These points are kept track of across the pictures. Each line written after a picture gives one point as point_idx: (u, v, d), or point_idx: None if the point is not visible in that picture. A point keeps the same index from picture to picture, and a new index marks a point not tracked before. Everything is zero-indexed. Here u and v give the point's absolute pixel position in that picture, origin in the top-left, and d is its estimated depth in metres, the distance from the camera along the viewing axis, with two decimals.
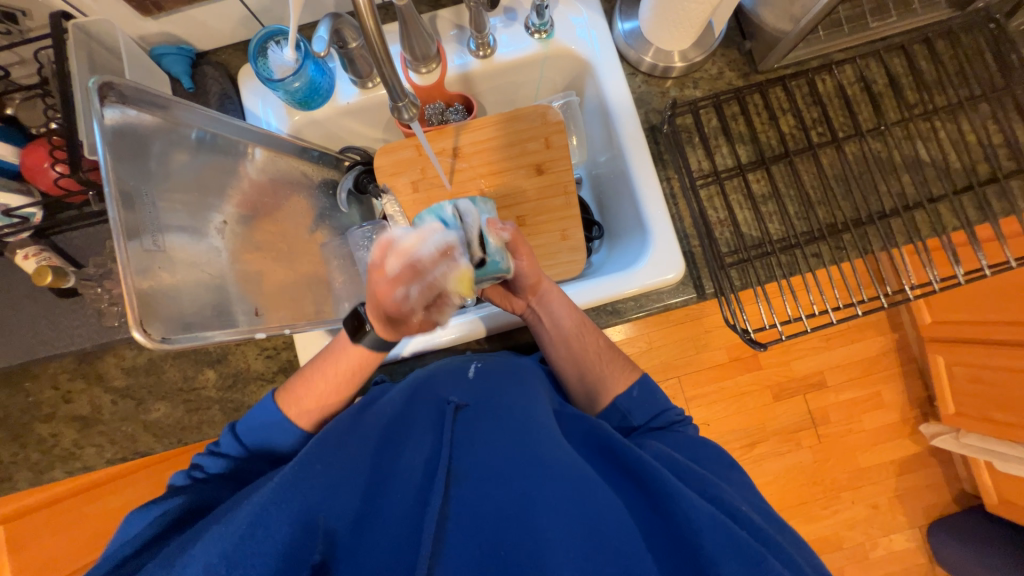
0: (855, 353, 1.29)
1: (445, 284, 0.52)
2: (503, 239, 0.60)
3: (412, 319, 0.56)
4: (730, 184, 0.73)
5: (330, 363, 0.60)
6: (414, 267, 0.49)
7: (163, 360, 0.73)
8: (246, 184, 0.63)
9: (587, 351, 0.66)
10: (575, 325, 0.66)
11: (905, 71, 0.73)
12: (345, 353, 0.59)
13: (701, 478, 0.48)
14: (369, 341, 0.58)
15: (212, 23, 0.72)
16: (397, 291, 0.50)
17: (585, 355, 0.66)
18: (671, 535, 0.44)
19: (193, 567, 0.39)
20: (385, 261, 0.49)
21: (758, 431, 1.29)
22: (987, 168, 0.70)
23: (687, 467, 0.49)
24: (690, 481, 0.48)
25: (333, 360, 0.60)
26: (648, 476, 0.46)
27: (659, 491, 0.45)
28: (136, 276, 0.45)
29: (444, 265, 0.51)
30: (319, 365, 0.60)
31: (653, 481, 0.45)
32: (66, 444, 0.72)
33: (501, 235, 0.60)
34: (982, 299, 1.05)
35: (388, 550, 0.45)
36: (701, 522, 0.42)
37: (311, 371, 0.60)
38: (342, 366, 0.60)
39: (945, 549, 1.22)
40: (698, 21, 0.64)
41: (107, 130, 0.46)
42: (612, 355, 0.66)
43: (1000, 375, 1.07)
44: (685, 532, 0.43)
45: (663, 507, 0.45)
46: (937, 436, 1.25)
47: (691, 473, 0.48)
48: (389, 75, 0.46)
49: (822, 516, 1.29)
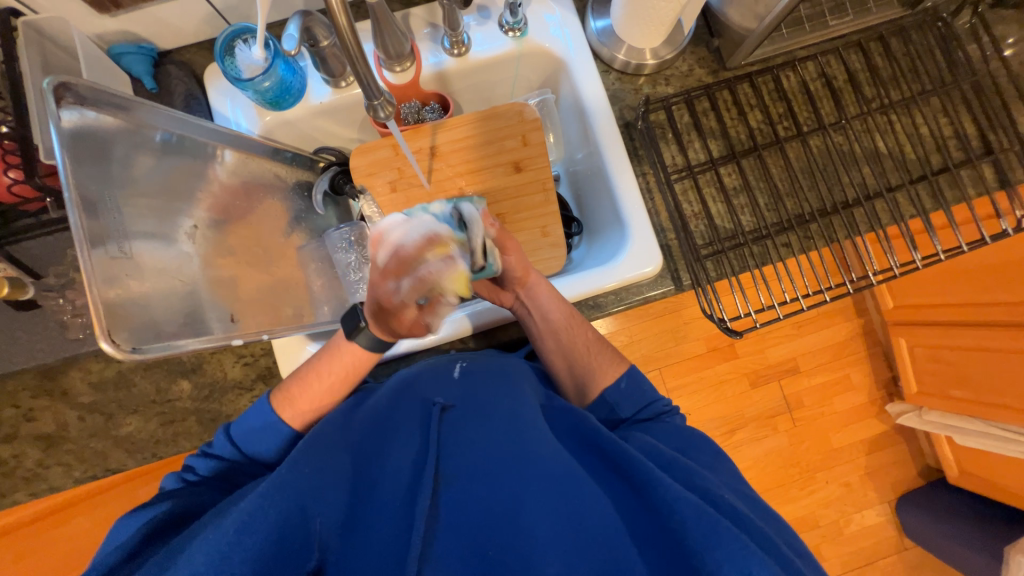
0: (825, 339, 1.34)
1: (437, 280, 0.55)
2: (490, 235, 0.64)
3: (405, 316, 0.57)
4: (704, 178, 0.75)
5: (331, 365, 0.59)
6: (404, 259, 0.55)
7: (132, 372, 0.70)
8: (216, 187, 0.61)
9: (575, 344, 0.67)
10: (563, 317, 0.67)
11: (863, 67, 0.77)
12: (349, 359, 0.59)
13: (686, 468, 0.49)
14: (368, 344, 0.58)
15: (174, 21, 0.69)
16: (391, 284, 0.54)
17: (574, 348, 0.67)
18: (656, 527, 0.44)
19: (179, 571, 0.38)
20: (376, 255, 0.56)
21: (737, 418, 1.33)
22: (939, 159, 0.74)
23: (672, 459, 0.50)
24: (675, 471, 0.49)
25: (333, 361, 0.59)
26: (633, 468, 0.47)
27: (644, 482, 0.45)
28: (102, 285, 0.43)
29: (435, 263, 0.55)
30: (318, 367, 0.59)
31: (638, 473, 0.46)
32: (30, 464, 0.68)
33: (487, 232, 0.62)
34: (939, 282, 1.11)
35: (377, 553, 0.45)
36: (685, 511, 0.42)
37: (309, 372, 0.60)
38: (344, 370, 0.60)
39: (912, 521, 1.28)
40: (667, 19, 0.65)
41: (65, 134, 0.44)
42: (600, 347, 0.68)
43: (956, 354, 1.13)
44: (672, 525, 0.42)
45: (649, 499, 0.45)
46: (902, 414, 1.31)
47: (676, 465, 0.49)
48: (363, 73, 0.46)
49: (799, 497, 1.35)
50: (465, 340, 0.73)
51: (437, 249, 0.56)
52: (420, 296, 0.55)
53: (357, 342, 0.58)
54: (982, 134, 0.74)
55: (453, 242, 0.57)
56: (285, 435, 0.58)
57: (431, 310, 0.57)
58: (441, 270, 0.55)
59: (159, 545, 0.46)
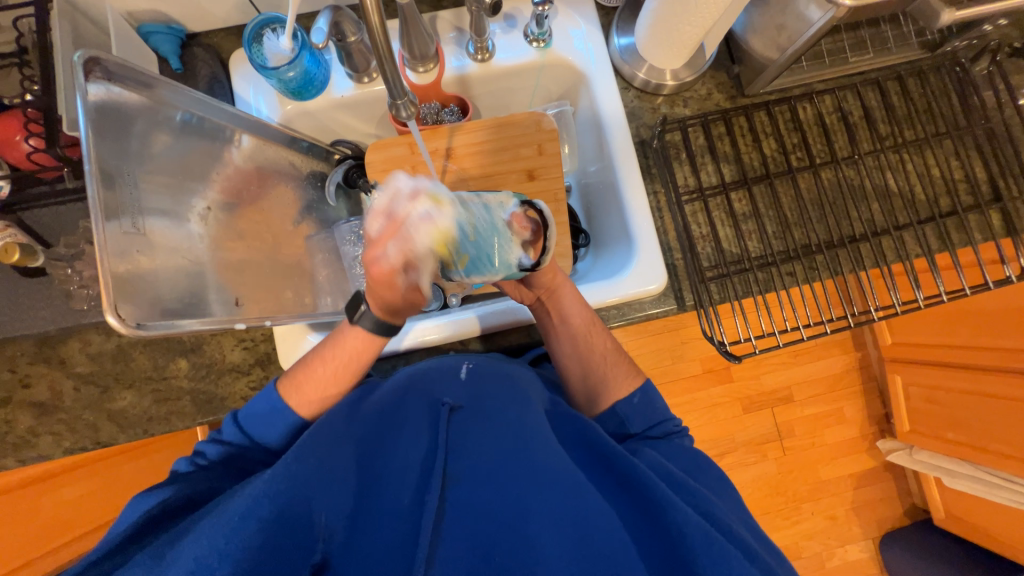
0: (821, 370, 1.35)
1: (412, 236, 0.51)
2: (522, 237, 0.58)
3: (393, 285, 0.53)
4: (715, 201, 0.76)
5: (334, 351, 0.59)
6: (396, 220, 0.52)
7: (132, 347, 0.70)
8: (230, 170, 0.62)
9: (593, 353, 0.67)
10: (584, 325, 0.67)
11: (879, 105, 0.78)
12: (351, 345, 0.59)
13: (695, 491, 0.49)
14: (371, 327, 0.58)
15: (206, 6, 0.70)
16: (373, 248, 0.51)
17: (591, 356, 0.67)
18: (661, 545, 0.44)
19: (180, 563, 0.38)
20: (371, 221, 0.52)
21: (728, 442, 1.33)
22: (949, 201, 0.75)
23: (681, 479, 0.50)
24: (682, 492, 0.49)
25: (336, 347, 0.59)
26: (645, 488, 0.47)
27: (653, 502, 0.46)
28: (112, 258, 0.44)
29: (417, 215, 0.52)
30: (322, 353, 0.60)
31: (648, 493, 0.46)
32: (20, 431, 0.68)
33: (526, 235, 0.58)
34: (940, 323, 1.11)
35: (385, 550, 0.45)
36: (694, 536, 0.42)
37: (314, 358, 0.60)
38: (347, 355, 0.59)
39: (895, 560, 1.28)
40: (690, 42, 0.66)
41: (91, 107, 0.45)
42: (616, 358, 0.67)
43: (951, 395, 1.14)
44: (678, 544, 0.43)
45: (655, 516, 0.45)
46: (893, 451, 1.32)
47: (683, 486, 0.50)
48: (389, 71, 0.46)
49: (784, 526, 1.34)
50: (466, 342, 0.73)
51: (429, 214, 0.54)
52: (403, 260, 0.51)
53: (358, 325, 0.58)
54: (992, 180, 0.74)
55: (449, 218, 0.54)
56: (288, 425, 0.58)
57: (419, 274, 0.54)
58: (418, 227, 0.52)
59: (149, 528, 0.46)
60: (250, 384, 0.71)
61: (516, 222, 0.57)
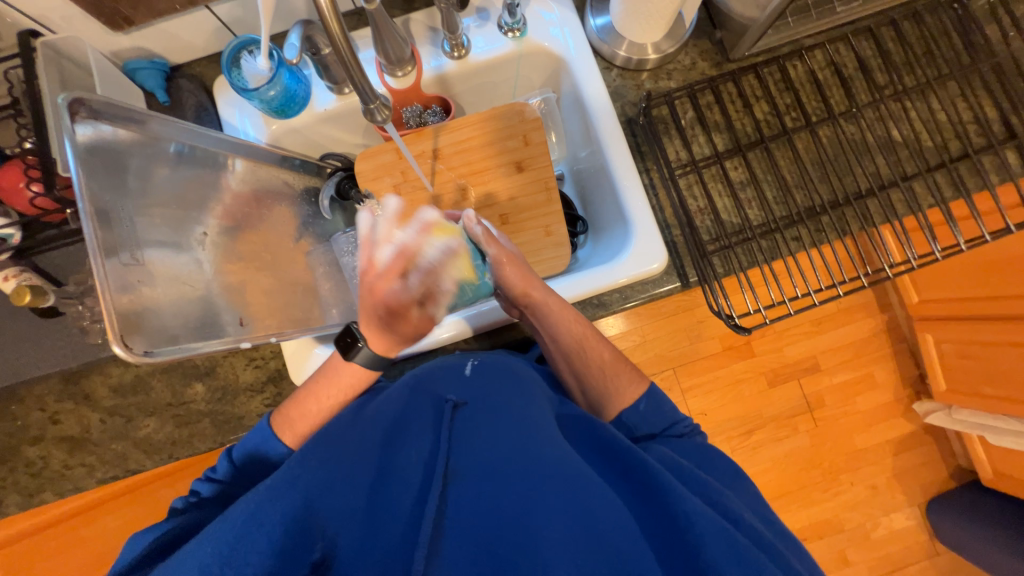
0: (845, 336, 1.31)
1: (443, 271, 0.60)
2: (475, 232, 0.64)
3: (411, 316, 0.58)
4: (709, 172, 0.74)
5: (328, 390, 0.61)
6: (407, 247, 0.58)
7: (150, 375, 0.72)
8: (228, 196, 0.63)
9: (589, 367, 0.65)
10: (576, 339, 0.65)
11: (875, 54, 0.74)
12: (344, 379, 0.60)
13: (706, 483, 0.48)
14: (364, 361, 0.59)
15: (185, 36, 0.72)
16: (396, 282, 0.56)
17: (588, 368, 0.65)
18: (671, 538, 0.43)
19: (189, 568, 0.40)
20: (380, 250, 0.57)
21: (755, 418, 1.30)
22: (959, 145, 0.71)
23: (690, 471, 0.50)
24: (694, 484, 0.48)
25: (330, 384, 0.60)
26: (650, 477, 0.46)
27: (660, 493, 0.45)
28: (116, 292, 0.45)
29: (431, 243, 0.60)
30: (316, 391, 0.61)
31: (655, 483, 0.45)
32: (56, 465, 0.71)
33: (477, 229, 0.63)
34: (967, 275, 1.06)
35: (386, 549, 0.45)
36: (704, 526, 0.41)
37: (307, 396, 0.61)
38: (340, 393, 0.61)
39: (943, 525, 1.23)
40: (667, 12, 0.64)
41: (80, 149, 0.46)
42: (619, 365, 0.65)
43: (986, 349, 1.08)
44: (682, 533, 0.42)
45: (660, 506, 0.45)
46: (930, 413, 1.26)
47: (695, 478, 0.49)
48: (359, 78, 0.45)
49: (822, 500, 1.30)
50: (470, 341, 0.74)
51: (437, 234, 0.61)
52: (423, 293, 0.59)
53: (353, 362, 0.59)
54: (1005, 118, 0.70)
55: (450, 229, 0.63)
56: (296, 441, 0.59)
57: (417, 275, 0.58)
58: (442, 258, 0.60)
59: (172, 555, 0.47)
60: (264, 402, 0.73)
61: (469, 223, 0.64)
